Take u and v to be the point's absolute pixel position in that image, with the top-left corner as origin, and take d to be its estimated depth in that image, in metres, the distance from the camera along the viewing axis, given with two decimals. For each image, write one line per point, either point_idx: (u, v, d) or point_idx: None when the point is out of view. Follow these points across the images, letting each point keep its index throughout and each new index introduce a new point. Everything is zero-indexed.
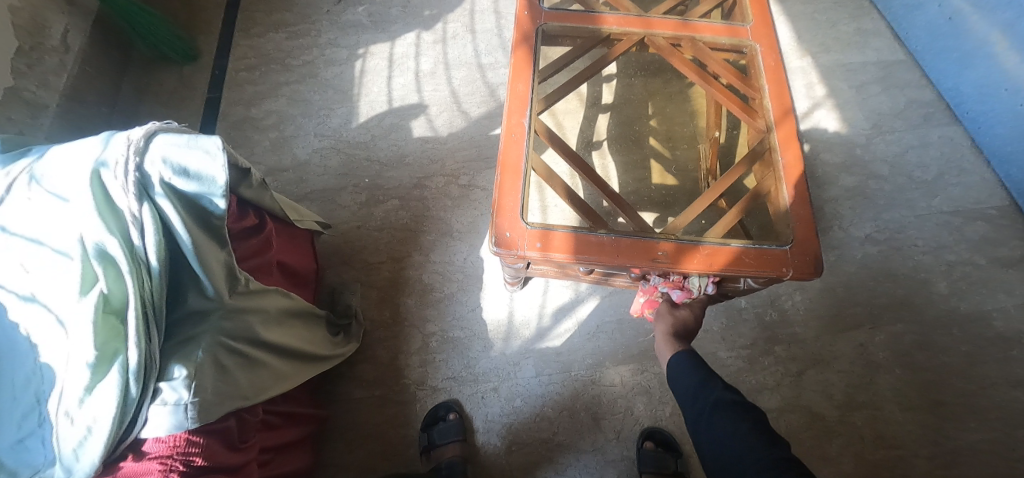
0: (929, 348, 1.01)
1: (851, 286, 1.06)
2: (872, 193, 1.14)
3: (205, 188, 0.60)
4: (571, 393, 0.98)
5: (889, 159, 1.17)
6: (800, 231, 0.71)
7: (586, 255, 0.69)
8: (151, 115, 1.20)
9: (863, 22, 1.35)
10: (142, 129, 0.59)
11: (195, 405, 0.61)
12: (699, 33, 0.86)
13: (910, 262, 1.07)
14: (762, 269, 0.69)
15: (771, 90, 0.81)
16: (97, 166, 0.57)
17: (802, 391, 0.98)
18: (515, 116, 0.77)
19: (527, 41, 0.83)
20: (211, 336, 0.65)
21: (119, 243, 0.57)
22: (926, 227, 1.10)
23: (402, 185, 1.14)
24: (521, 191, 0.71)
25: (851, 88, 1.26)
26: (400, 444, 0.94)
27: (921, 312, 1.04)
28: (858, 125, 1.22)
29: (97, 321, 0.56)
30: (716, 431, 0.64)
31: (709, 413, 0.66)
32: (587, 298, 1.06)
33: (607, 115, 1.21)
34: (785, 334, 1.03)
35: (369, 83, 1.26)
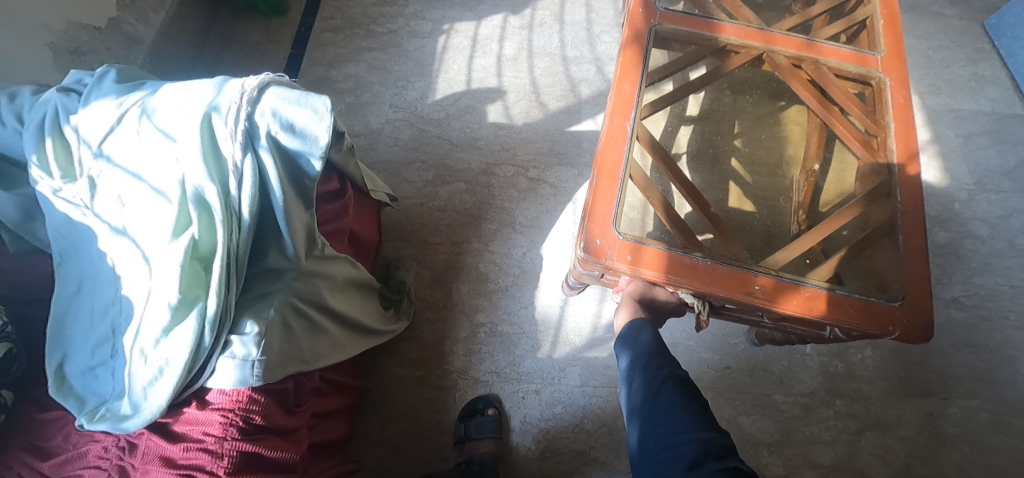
0: (1006, 430, 0.93)
1: (927, 350, 0.99)
2: (965, 254, 1.06)
3: (305, 147, 0.59)
4: (614, 410, 0.95)
5: (988, 221, 1.09)
6: (912, 290, 0.68)
7: (675, 276, 0.66)
8: (233, 63, 1.21)
9: (981, 67, 1.25)
10: (257, 78, 0.58)
11: (261, 364, 0.61)
12: (824, 56, 0.82)
13: (997, 335, 0.99)
14: (867, 324, 0.66)
15: (897, 130, 0.77)
16: (210, 109, 0.56)
17: (857, 452, 0.93)
18: (618, 117, 0.74)
19: (638, 41, 0.81)
20: (284, 297, 0.66)
21: (217, 191, 0.57)
22: (1020, 300, 1.02)
23: (470, 169, 1.12)
24: (616, 198, 0.69)
25: (957, 138, 1.17)
26: (435, 429, 0.93)
27: (1002, 391, 0.96)
28: (960, 179, 1.13)
29: (184, 264, 0.57)
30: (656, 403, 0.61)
31: (653, 387, 0.63)
32: None
33: (689, 128, 1.15)
34: (847, 388, 0.97)
35: (450, 61, 1.23)
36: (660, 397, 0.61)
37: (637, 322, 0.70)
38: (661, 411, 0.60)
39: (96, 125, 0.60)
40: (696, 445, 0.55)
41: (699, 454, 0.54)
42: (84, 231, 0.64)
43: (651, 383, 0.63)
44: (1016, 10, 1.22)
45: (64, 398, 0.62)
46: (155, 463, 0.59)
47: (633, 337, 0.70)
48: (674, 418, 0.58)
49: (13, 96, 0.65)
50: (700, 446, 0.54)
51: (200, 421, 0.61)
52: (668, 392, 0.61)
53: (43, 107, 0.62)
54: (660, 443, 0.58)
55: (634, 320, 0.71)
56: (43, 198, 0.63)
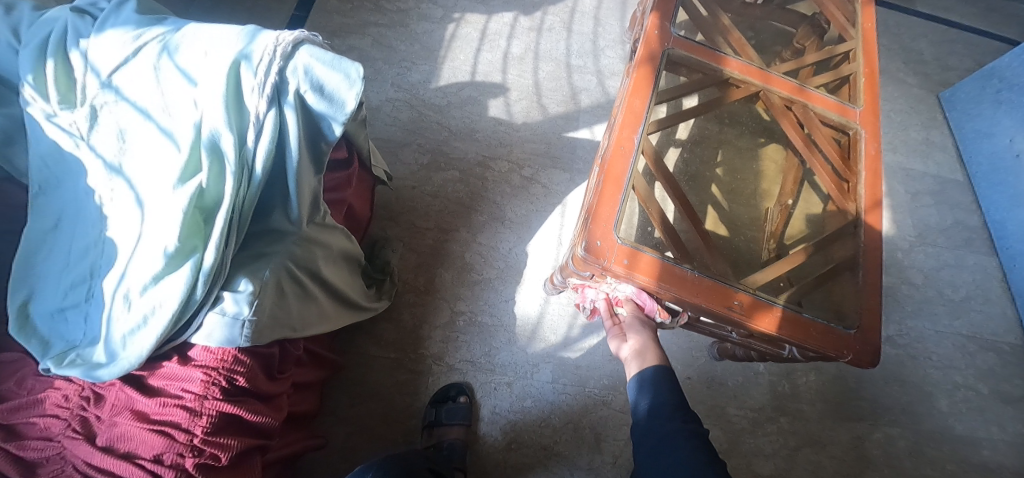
0: (919, 457, 1.04)
1: (862, 380, 1.09)
2: (901, 298, 1.18)
3: (331, 111, 0.57)
4: (581, 408, 0.98)
5: (924, 270, 1.21)
6: (865, 321, 0.75)
7: (666, 284, 0.70)
8: (232, 14, 1.15)
9: (932, 134, 1.39)
10: (292, 33, 0.55)
11: (252, 324, 0.59)
12: (813, 102, 0.89)
13: (920, 373, 1.11)
14: (826, 347, 0.72)
15: (867, 177, 0.84)
16: (239, 57, 0.53)
17: (794, 466, 1.01)
18: (627, 130, 0.78)
19: (652, 61, 0.85)
20: (282, 259, 0.63)
21: (234, 142, 0.53)
22: (941, 344, 1.14)
23: (466, 159, 1.13)
24: (619, 204, 0.72)
25: (906, 194, 1.30)
26: (404, 412, 0.93)
27: (919, 422, 1.07)
28: (904, 230, 1.26)
29: (187, 213, 0.54)
30: (668, 456, 0.66)
31: (670, 439, 0.67)
32: None
33: (677, 150, 1.22)
34: (791, 407, 1.05)
35: (457, 50, 1.24)
36: (670, 449, 0.66)
37: (657, 368, 0.77)
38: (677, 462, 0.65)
39: (108, 54, 0.56)
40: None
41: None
42: (70, 163, 0.58)
43: (664, 437, 0.68)
44: (967, 88, 1.37)
45: (25, 339, 0.57)
46: (125, 416, 0.56)
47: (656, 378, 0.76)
48: (688, 464, 0.64)
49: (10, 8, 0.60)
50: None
51: (179, 377, 0.58)
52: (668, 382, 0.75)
53: (47, 24, 0.58)
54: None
55: (654, 365, 0.78)
56: (31, 122, 0.58)
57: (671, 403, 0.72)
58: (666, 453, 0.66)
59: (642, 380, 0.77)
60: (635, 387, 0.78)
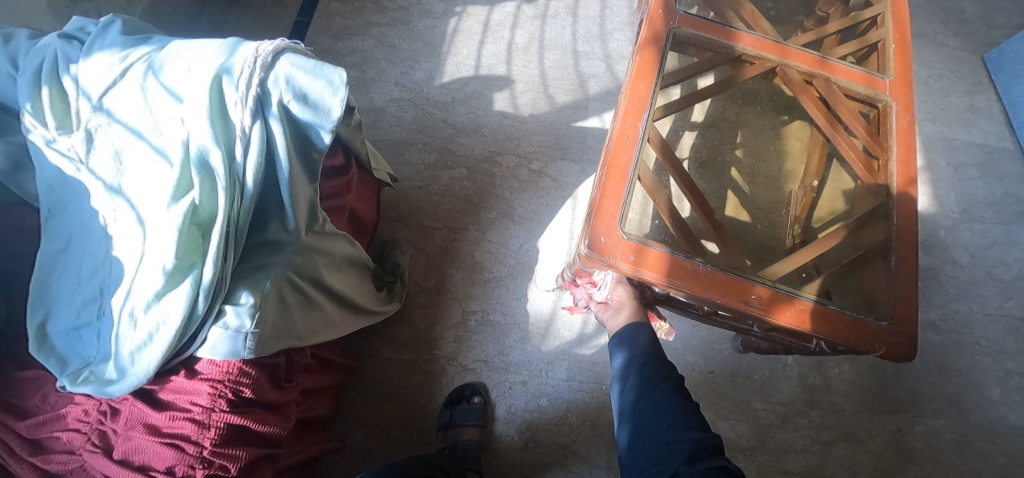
0: (967, 450, 0.98)
1: (901, 369, 1.03)
2: (945, 280, 1.10)
3: (317, 119, 0.55)
4: (598, 406, 0.96)
5: (969, 249, 1.13)
6: (900, 310, 0.68)
7: (676, 280, 0.65)
8: (237, 26, 1.17)
9: (976, 100, 1.29)
10: (272, 42, 0.53)
11: (254, 337, 0.59)
12: (836, 75, 0.82)
13: (967, 360, 1.04)
14: (855, 341, 0.66)
15: (898, 154, 0.77)
16: (221, 72, 0.52)
17: (827, 461, 0.96)
18: (631, 117, 0.73)
19: (656, 43, 0.80)
20: (281, 270, 0.63)
21: (223, 157, 0.53)
22: (991, 327, 1.06)
23: (473, 156, 1.12)
24: (624, 197, 0.68)
25: (948, 167, 1.21)
26: (419, 413, 0.93)
27: (966, 412, 1.00)
28: (947, 206, 1.17)
29: (182, 230, 0.54)
30: (646, 404, 0.65)
31: (644, 389, 0.67)
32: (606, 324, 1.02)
33: (693, 134, 1.17)
34: (823, 400, 1.00)
35: (460, 44, 1.23)
36: (646, 399, 0.66)
37: (632, 327, 0.75)
38: (654, 408, 0.64)
39: (98, 78, 0.57)
40: (689, 445, 0.59)
41: (695, 452, 0.58)
42: (73, 186, 0.60)
43: (639, 387, 0.67)
44: (1016, 47, 1.26)
45: (45, 357, 0.59)
46: (138, 430, 0.57)
47: (631, 336, 0.74)
48: (664, 415, 0.63)
49: (9, 38, 0.62)
50: (694, 445, 0.59)
51: (187, 390, 0.59)
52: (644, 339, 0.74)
53: (40, 53, 0.59)
54: (649, 457, 0.61)
55: (629, 325, 0.76)
56: (34, 148, 0.59)
57: (645, 354, 0.71)
58: (641, 402, 0.66)
59: (619, 339, 0.75)
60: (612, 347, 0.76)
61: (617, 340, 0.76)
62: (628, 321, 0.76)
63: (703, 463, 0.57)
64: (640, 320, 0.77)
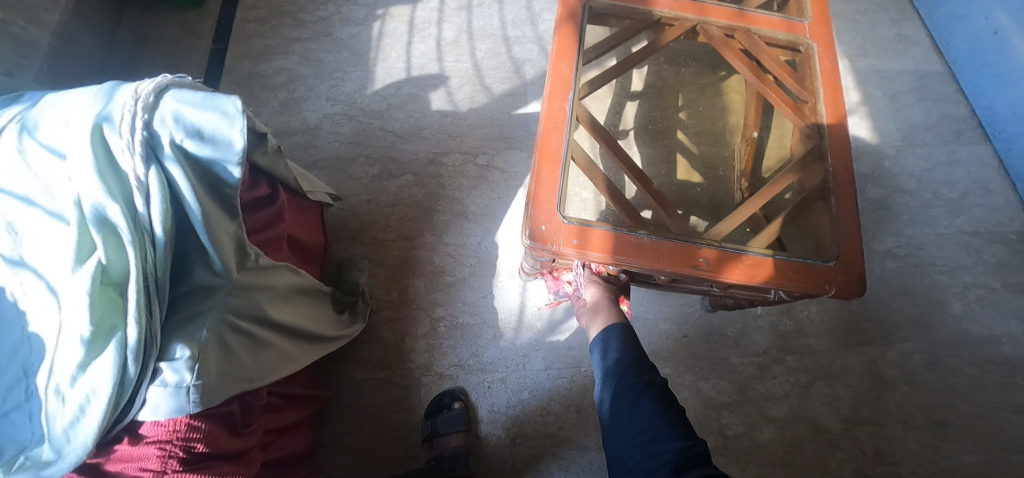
0: (938, 368, 1.00)
1: (867, 301, 1.05)
2: (896, 208, 1.12)
3: (219, 153, 0.53)
4: (580, 389, 0.96)
5: (916, 174, 1.15)
6: (846, 249, 0.69)
7: (623, 256, 0.64)
8: (150, 63, 1.11)
9: (903, 28, 1.31)
10: (151, 82, 0.51)
11: (197, 389, 0.56)
12: (755, 25, 0.82)
13: (927, 281, 1.06)
14: (806, 286, 0.66)
15: (826, 95, 0.78)
16: (100, 120, 0.49)
17: (809, 403, 0.98)
18: (557, 99, 0.71)
19: (572, 18, 0.78)
20: (217, 314, 0.59)
21: (122, 210, 0.50)
22: (945, 246, 1.09)
23: (417, 160, 1.09)
24: (560, 182, 0.66)
25: (885, 97, 1.23)
26: (402, 429, 0.91)
27: (932, 332, 1.03)
28: (889, 136, 1.19)
29: (93, 293, 0.51)
30: (631, 415, 0.63)
31: (627, 400, 0.65)
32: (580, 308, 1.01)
33: (635, 104, 1.16)
34: (797, 345, 1.02)
35: (388, 48, 1.19)
36: (627, 412, 0.64)
37: (615, 328, 0.75)
38: (638, 419, 0.62)
39: None
40: (675, 454, 0.57)
41: (682, 461, 0.56)
42: None
43: (622, 399, 0.65)
44: None
45: None
46: None
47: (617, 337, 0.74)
48: (646, 426, 0.61)
49: None
50: (680, 454, 0.57)
51: (134, 457, 0.56)
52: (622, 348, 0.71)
53: None
54: (636, 470, 0.59)
55: (612, 325, 0.75)
56: None
57: (627, 362, 0.69)
58: (626, 415, 0.64)
59: (602, 342, 0.74)
60: (596, 352, 0.75)
61: (597, 345, 0.76)
62: (610, 322, 0.76)
63: (691, 472, 0.55)
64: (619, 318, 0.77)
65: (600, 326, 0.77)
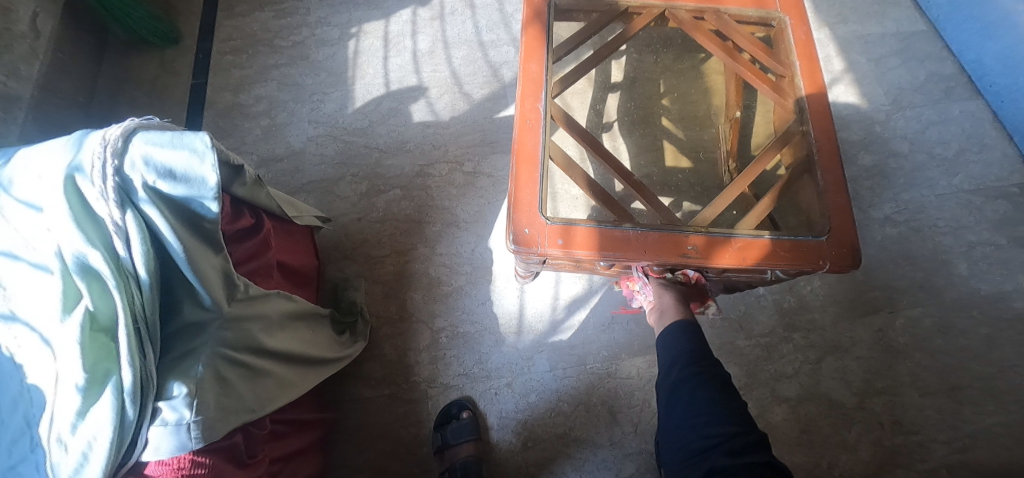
0: (949, 331, 0.99)
1: (870, 270, 1.03)
2: (891, 173, 1.10)
3: (194, 191, 0.53)
4: (586, 388, 0.95)
5: (908, 136, 1.13)
6: (836, 222, 0.67)
7: (609, 252, 0.64)
8: (132, 104, 1.12)
9: None
10: (119, 126, 0.52)
11: (198, 424, 0.57)
12: (724, 5, 0.81)
13: (929, 244, 1.04)
14: (799, 263, 0.65)
15: (802, 66, 0.77)
16: (72, 171, 0.50)
17: (821, 379, 0.97)
18: (530, 100, 0.71)
19: (539, 18, 0.78)
20: (211, 349, 0.60)
21: (103, 256, 0.51)
22: (945, 207, 1.07)
23: (404, 174, 1.09)
24: (539, 183, 0.66)
25: (869, 62, 1.21)
26: (413, 443, 0.91)
27: (940, 295, 1.01)
28: (877, 101, 1.17)
29: (84, 341, 0.51)
30: (687, 399, 0.60)
31: (685, 385, 0.62)
32: (579, 306, 1.01)
33: (616, 95, 1.16)
34: (803, 321, 1.00)
35: (365, 65, 1.19)
36: (685, 394, 0.61)
37: (679, 323, 0.68)
38: (695, 403, 0.60)
39: None
40: (730, 441, 0.55)
41: (736, 447, 0.55)
42: None
43: (680, 384, 0.62)
44: None
45: None
46: None
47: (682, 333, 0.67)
48: (705, 410, 0.59)
49: None
50: (735, 441, 0.55)
51: None
52: (685, 333, 0.67)
53: None
54: (688, 451, 0.58)
55: (677, 322, 0.69)
56: None
57: (690, 351, 0.65)
58: (683, 401, 0.61)
59: (666, 334, 0.69)
60: (659, 343, 0.70)
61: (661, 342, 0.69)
62: (675, 318, 0.69)
63: (745, 458, 0.54)
64: (686, 315, 0.70)
65: (664, 323, 0.70)
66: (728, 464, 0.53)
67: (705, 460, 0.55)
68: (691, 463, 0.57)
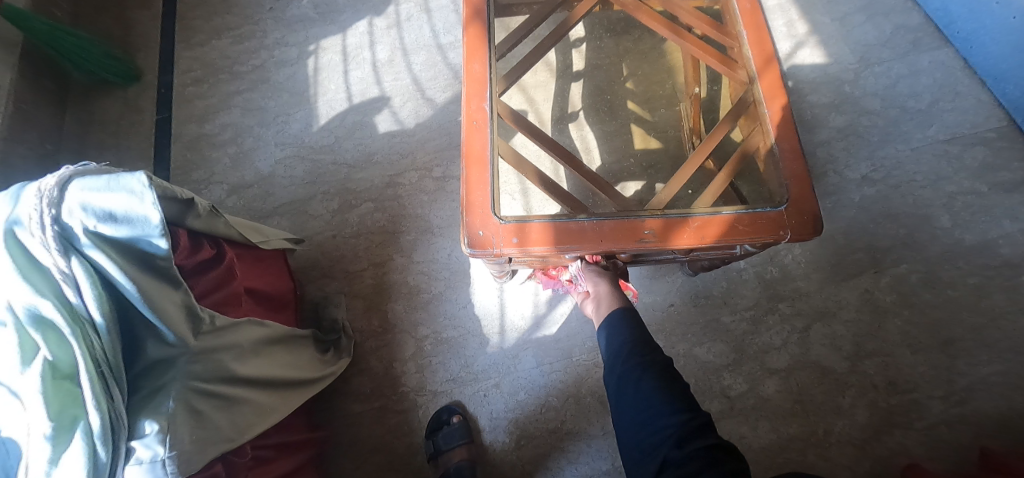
0: (935, 285, 0.97)
1: (851, 232, 1.02)
2: (864, 131, 1.09)
3: (138, 230, 0.54)
4: (575, 380, 0.95)
5: (879, 93, 1.11)
6: (795, 190, 0.66)
7: (566, 245, 0.63)
8: (101, 146, 1.13)
9: None
10: (54, 176, 0.52)
11: (174, 459, 0.57)
12: None
13: (909, 199, 1.03)
14: (759, 235, 0.64)
15: (749, 37, 0.75)
16: (11, 225, 0.52)
17: (810, 347, 0.96)
18: (476, 100, 0.71)
19: (479, 15, 0.77)
20: (181, 383, 0.60)
21: (54, 305, 0.52)
22: (922, 160, 1.05)
23: (374, 186, 1.09)
24: (489, 184, 0.66)
25: (833, 22, 1.19)
26: (406, 453, 0.92)
27: (923, 249, 1.00)
28: (844, 60, 1.15)
29: (46, 390, 0.51)
30: (632, 396, 0.60)
31: (630, 379, 0.62)
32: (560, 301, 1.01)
33: (579, 83, 1.15)
34: (787, 291, 0.99)
35: (326, 81, 1.19)
36: (631, 391, 0.61)
37: (617, 311, 0.70)
38: (642, 398, 0.59)
39: None
40: (677, 429, 0.55)
41: (685, 434, 0.55)
42: None
43: (624, 380, 0.62)
44: None
45: None
46: None
47: (621, 321, 0.69)
48: (651, 404, 0.58)
49: None
50: (683, 428, 0.55)
51: None
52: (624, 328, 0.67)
53: None
54: (644, 446, 0.57)
55: (615, 310, 0.71)
56: None
57: (631, 344, 0.65)
58: (630, 396, 0.61)
59: (607, 328, 0.70)
60: (600, 338, 0.70)
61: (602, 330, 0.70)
62: (614, 306, 0.71)
63: (692, 445, 0.54)
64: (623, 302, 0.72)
65: (604, 311, 0.72)
66: (678, 456, 0.54)
67: (657, 454, 0.55)
68: (647, 460, 0.57)
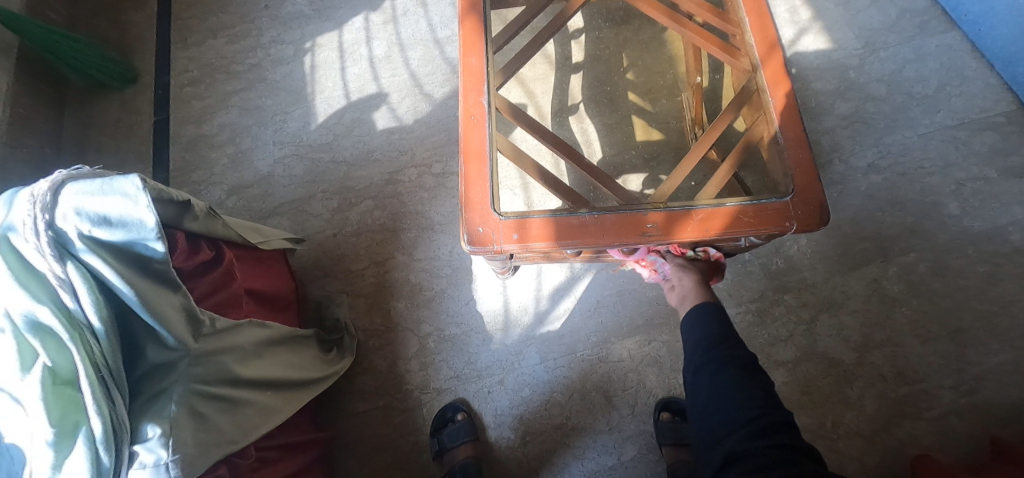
0: (944, 274, 0.96)
1: (858, 221, 1.01)
2: (870, 118, 1.07)
3: (133, 234, 0.53)
4: (579, 376, 0.94)
5: (884, 79, 1.09)
6: (800, 180, 0.65)
7: (567, 240, 0.63)
8: (100, 149, 1.13)
9: None
10: (47, 181, 0.53)
11: (178, 463, 0.56)
12: None
13: (917, 187, 1.01)
14: (765, 226, 0.63)
15: (752, 24, 0.74)
16: (6, 231, 0.53)
17: (817, 338, 0.95)
18: (472, 94, 0.70)
19: (476, 7, 0.75)
20: (183, 386, 0.59)
21: (52, 311, 0.51)
22: (930, 146, 1.04)
23: (374, 183, 1.09)
24: (488, 179, 0.65)
25: (837, 7, 1.17)
26: (411, 452, 0.92)
27: (931, 237, 0.98)
28: (849, 45, 1.13)
29: (46, 395, 0.51)
30: (708, 386, 0.58)
31: (709, 369, 0.59)
32: (563, 297, 1.00)
33: (579, 76, 1.13)
34: (793, 282, 0.98)
35: (323, 79, 1.18)
36: (707, 380, 0.58)
37: (702, 305, 0.65)
38: (718, 388, 0.57)
39: None
40: (750, 424, 0.53)
41: (755, 430, 0.53)
42: None
43: (703, 369, 0.59)
44: None
45: None
46: None
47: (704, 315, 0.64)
48: (727, 397, 0.56)
49: None
50: (755, 425, 0.53)
51: None
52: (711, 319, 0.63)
53: None
54: (712, 435, 0.56)
55: (698, 305, 0.66)
56: None
57: (716, 336, 0.61)
58: (705, 386, 0.58)
59: (687, 317, 0.66)
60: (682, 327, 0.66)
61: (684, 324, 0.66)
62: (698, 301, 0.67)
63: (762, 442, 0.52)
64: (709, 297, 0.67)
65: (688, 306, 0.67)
66: (747, 451, 0.52)
67: (722, 445, 0.54)
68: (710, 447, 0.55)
